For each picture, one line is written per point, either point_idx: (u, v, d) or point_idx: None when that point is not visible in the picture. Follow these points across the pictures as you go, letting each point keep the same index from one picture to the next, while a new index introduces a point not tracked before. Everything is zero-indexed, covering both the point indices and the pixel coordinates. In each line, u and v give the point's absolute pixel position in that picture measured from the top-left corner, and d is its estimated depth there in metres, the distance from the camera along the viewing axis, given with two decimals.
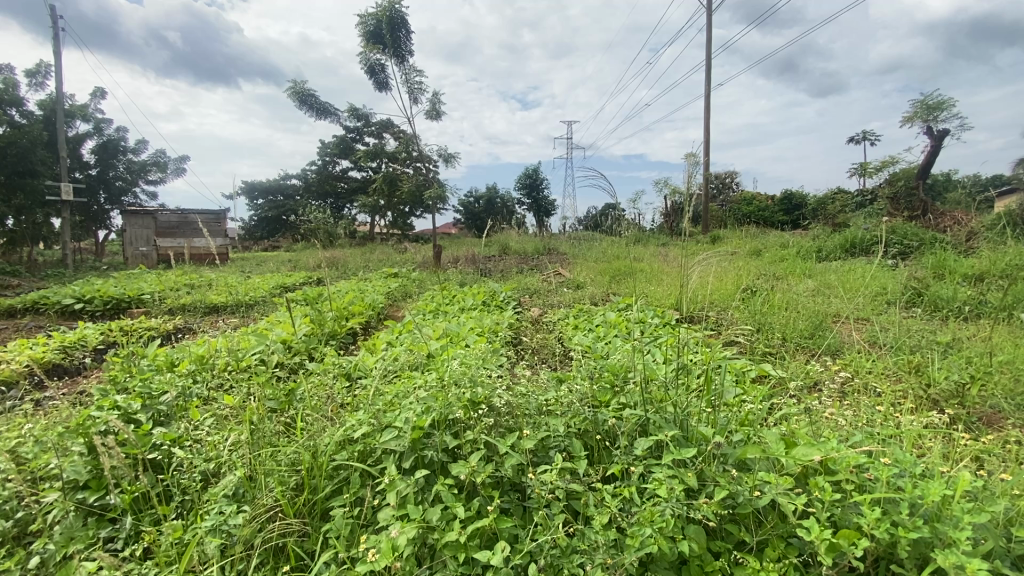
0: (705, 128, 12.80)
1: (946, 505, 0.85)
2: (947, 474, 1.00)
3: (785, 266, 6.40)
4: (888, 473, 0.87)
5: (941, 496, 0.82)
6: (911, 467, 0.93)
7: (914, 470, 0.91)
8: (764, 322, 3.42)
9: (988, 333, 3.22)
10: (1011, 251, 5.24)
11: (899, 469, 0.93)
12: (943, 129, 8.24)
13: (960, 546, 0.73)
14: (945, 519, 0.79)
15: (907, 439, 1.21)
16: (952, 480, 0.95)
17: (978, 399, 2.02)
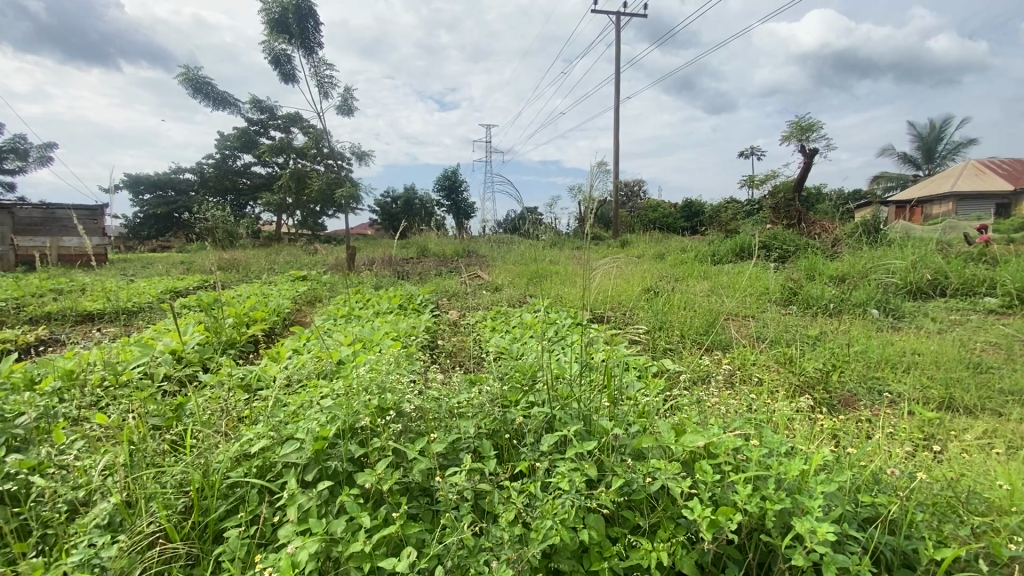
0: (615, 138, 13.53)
1: (807, 478, 0.97)
2: (808, 450, 1.14)
3: (684, 268, 6.93)
4: (759, 453, 0.97)
5: (801, 470, 0.93)
6: (780, 447, 1.05)
7: (780, 448, 1.02)
8: (664, 321, 3.69)
9: (847, 328, 3.72)
10: (866, 256, 6.08)
11: (771, 450, 1.05)
12: (813, 148, 9.37)
13: (814, 513, 0.83)
14: (804, 491, 0.90)
15: (778, 422, 1.37)
16: (811, 456, 1.08)
17: (837, 384, 2.34)
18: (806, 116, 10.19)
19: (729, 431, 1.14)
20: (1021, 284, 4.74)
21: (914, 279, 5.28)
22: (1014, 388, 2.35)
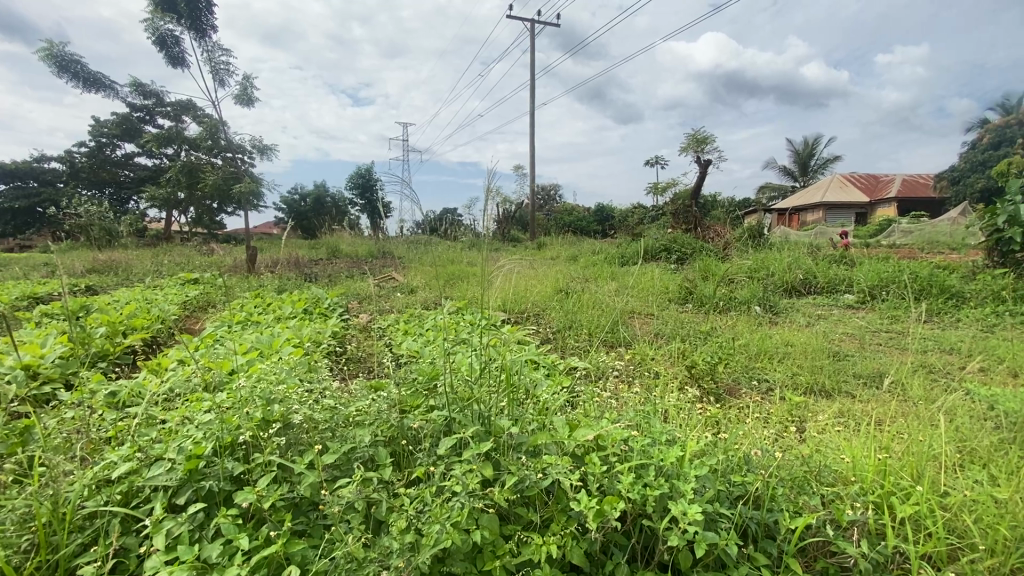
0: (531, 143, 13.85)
1: (685, 463, 1.04)
2: (689, 438, 1.23)
3: (595, 270, 7.25)
4: (643, 443, 1.04)
5: (679, 457, 1.00)
6: (662, 436, 1.13)
7: (663, 438, 1.10)
8: (574, 321, 3.84)
9: (735, 324, 4.10)
10: (751, 258, 6.74)
11: (654, 439, 1.13)
12: (707, 160, 10.23)
13: (688, 495, 0.90)
14: (681, 475, 0.97)
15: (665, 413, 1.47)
16: (690, 444, 1.17)
17: (722, 375, 2.58)
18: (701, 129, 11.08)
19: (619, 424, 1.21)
20: (871, 282, 5.49)
21: (790, 279, 5.93)
22: (863, 371, 2.72)
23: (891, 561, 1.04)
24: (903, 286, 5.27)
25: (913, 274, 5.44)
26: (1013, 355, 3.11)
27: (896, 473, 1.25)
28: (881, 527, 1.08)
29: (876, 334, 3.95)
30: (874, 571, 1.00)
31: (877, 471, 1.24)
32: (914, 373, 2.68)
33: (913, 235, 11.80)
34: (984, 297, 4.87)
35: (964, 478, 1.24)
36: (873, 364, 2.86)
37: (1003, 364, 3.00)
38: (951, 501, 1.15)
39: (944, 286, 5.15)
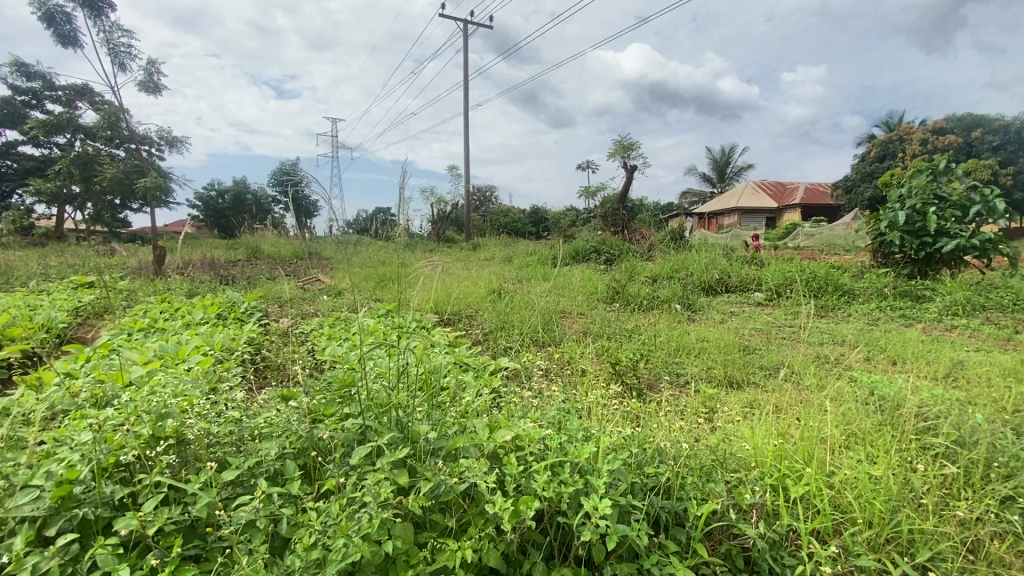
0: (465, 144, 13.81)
1: (600, 459, 1.07)
2: (606, 434, 1.27)
3: (528, 270, 7.35)
4: (559, 440, 1.06)
5: (594, 453, 1.03)
6: (578, 433, 1.15)
7: (579, 434, 1.12)
8: (506, 321, 3.86)
9: (658, 321, 4.31)
10: (673, 259, 7.12)
11: (572, 436, 1.15)
12: (633, 165, 10.68)
13: (600, 490, 0.93)
14: (596, 470, 1.00)
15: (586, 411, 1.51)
16: (607, 440, 1.21)
17: (644, 371, 2.70)
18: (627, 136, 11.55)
19: (538, 423, 1.23)
20: (777, 281, 5.98)
21: (707, 279, 6.33)
22: (768, 363, 2.95)
23: (785, 538, 1.13)
24: (804, 284, 5.77)
25: (812, 273, 5.98)
26: (892, 345, 3.50)
27: (791, 456, 1.36)
28: (777, 507, 1.17)
29: (781, 329, 4.30)
30: (770, 550, 1.08)
31: (774, 456, 1.34)
32: (811, 364, 2.95)
33: (813, 238, 12.98)
34: (870, 294, 5.44)
35: (847, 458, 1.37)
36: (776, 357, 3.11)
37: (884, 353, 3.37)
38: (836, 479, 1.26)
39: (837, 284, 5.69)
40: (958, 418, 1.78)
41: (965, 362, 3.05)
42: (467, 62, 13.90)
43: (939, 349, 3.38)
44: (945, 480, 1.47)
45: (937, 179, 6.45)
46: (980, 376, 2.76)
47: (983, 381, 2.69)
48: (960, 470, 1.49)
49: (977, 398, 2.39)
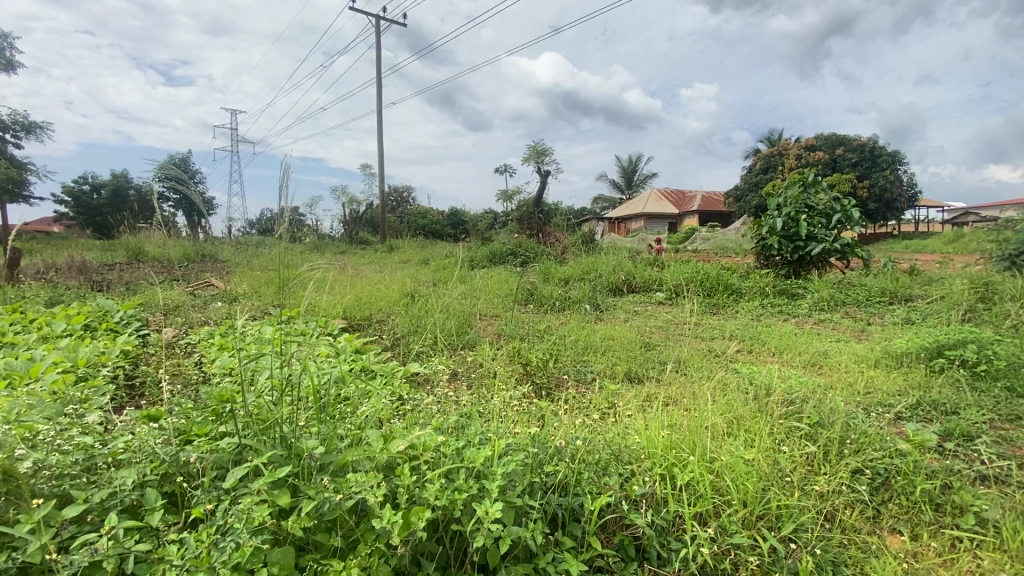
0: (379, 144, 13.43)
1: (496, 462, 1.08)
2: (505, 437, 1.28)
3: (444, 273, 7.29)
4: (455, 446, 1.05)
5: (489, 456, 1.03)
6: (476, 438, 1.15)
7: (476, 439, 1.12)
8: (418, 324, 3.79)
9: (568, 322, 4.46)
10: (584, 261, 7.41)
11: (469, 441, 1.14)
12: (547, 170, 10.99)
13: (493, 494, 0.93)
14: (491, 474, 1.00)
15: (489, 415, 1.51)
16: (506, 444, 1.22)
17: (553, 370, 2.78)
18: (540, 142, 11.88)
19: (436, 430, 1.21)
20: (676, 281, 6.43)
21: (615, 280, 6.65)
22: (666, 358, 3.16)
23: (672, 524, 1.20)
24: (699, 284, 6.26)
25: (706, 274, 6.49)
26: (771, 338, 3.90)
27: (680, 447, 1.45)
28: (665, 496, 1.25)
29: (680, 326, 4.62)
30: (658, 537, 1.15)
31: (664, 447, 1.43)
32: (704, 358, 3.20)
33: (709, 243, 14.12)
34: (754, 292, 6.02)
35: (727, 444, 1.49)
36: (674, 352, 3.35)
37: (764, 345, 3.74)
38: (717, 465, 1.37)
39: (727, 284, 6.23)
40: (819, 402, 2.02)
41: (828, 352, 3.47)
42: (380, 60, 13.52)
43: (808, 340, 3.82)
44: (808, 458, 1.66)
45: (807, 190, 7.31)
46: (839, 364, 3.16)
47: (841, 367, 3.08)
48: (819, 449, 1.69)
49: (835, 383, 2.73)
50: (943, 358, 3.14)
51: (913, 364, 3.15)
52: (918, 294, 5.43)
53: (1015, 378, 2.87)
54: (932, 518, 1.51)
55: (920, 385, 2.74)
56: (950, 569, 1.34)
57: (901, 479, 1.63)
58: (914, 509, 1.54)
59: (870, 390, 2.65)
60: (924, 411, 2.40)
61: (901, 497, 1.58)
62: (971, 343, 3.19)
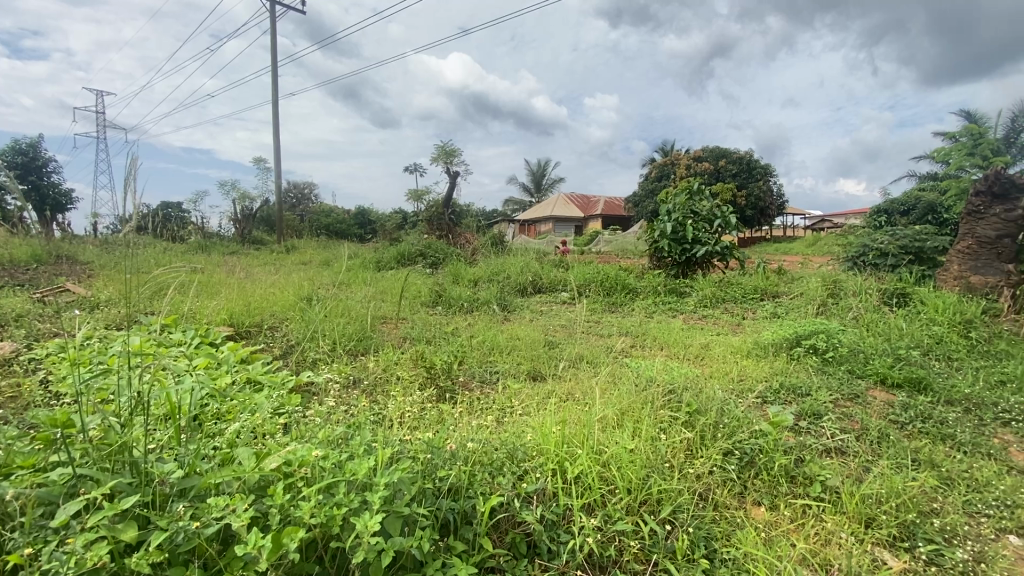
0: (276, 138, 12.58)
1: (382, 472, 1.05)
2: (393, 445, 1.26)
3: (348, 275, 6.97)
4: (335, 459, 1.01)
5: (373, 467, 1.00)
6: (360, 448, 1.12)
7: (360, 450, 1.09)
8: (316, 329, 3.59)
9: (475, 323, 4.47)
10: (493, 263, 7.48)
11: (352, 452, 1.11)
12: (455, 171, 10.96)
13: (376, 504, 0.90)
14: (374, 484, 0.97)
15: (379, 425, 1.47)
16: (394, 454, 1.19)
17: (457, 372, 2.76)
18: (448, 142, 11.81)
19: (317, 443, 1.16)
20: (580, 282, 6.70)
21: (522, 281, 6.79)
22: (568, 355, 3.28)
23: (562, 517, 1.24)
24: (600, 284, 6.57)
25: (606, 274, 6.83)
26: (662, 333, 4.21)
27: (571, 441, 1.50)
28: (555, 491, 1.28)
29: (582, 324, 4.83)
30: (548, 531, 1.19)
31: (557, 442, 1.47)
32: (603, 354, 3.37)
33: (611, 245, 14.92)
34: (649, 291, 6.45)
35: (615, 435, 1.57)
36: (575, 350, 3.48)
37: (656, 340, 4.02)
38: (604, 456, 1.44)
39: (625, 283, 6.62)
40: (697, 392, 2.21)
41: (709, 345, 3.82)
42: (275, 47, 12.62)
43: (694, 335, 4.17)
44: (687, 443, 1.81)
45: (693, 198, 7.99)
46: (718, 356, 3.49)
47: (719, 359, 3.40)
48: (695, 434, 1.84)
49: (714, 374, 3.00)
50: (800, 347, 3.58)
51: (778, 353, 3.56)
52: (783, 291, 6.15)
53: (854, 362, 3.35)
54: (787, 488, 1.71)
55: (782, 371, 3.11)
56: (800, 532, 1.52)
57: (764, 457, 1.82)
58: (773, 482, 1.74)
59: (742, 378, 2.95)
60: (784, 393, 2.72)
61: (764, 472, 1.77)
62: (823, 333, 3.68)
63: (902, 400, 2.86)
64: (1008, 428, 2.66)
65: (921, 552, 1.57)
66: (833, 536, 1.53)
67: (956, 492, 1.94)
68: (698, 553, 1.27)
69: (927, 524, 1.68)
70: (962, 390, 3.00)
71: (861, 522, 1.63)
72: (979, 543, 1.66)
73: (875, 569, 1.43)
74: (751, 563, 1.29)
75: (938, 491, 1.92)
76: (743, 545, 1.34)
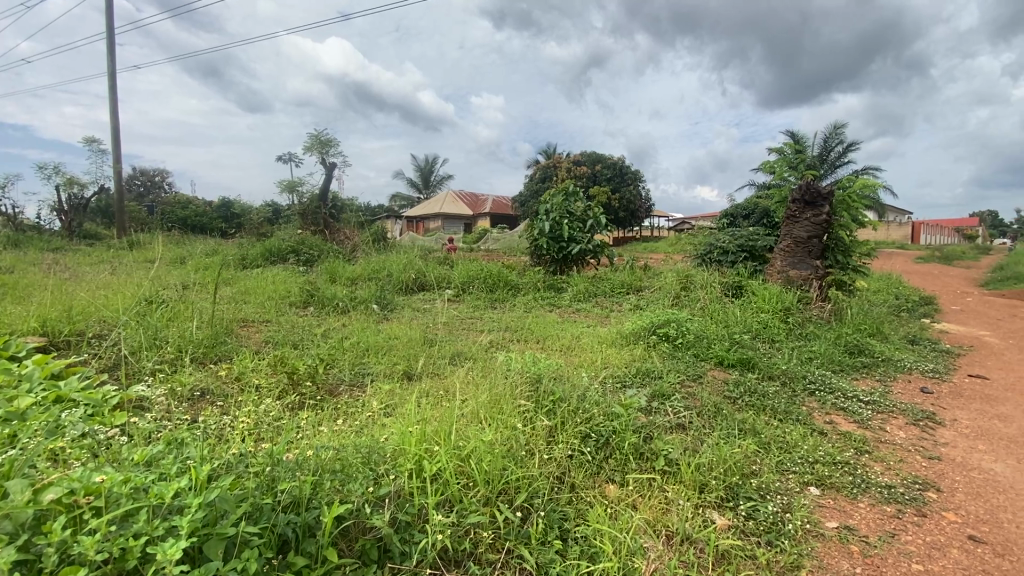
0: (114, 116, 10.83)
1: (195, 494, 1.01)
2: (220, 461, 1.18)
3: (204, 273, 6.22)
4: (136, 486, 0.95)
5: (181, 490, 0.95)
6: (172, 468, 1.06)
7: (170, 472, 1.03)
8: (157, 335, 3.16)
9: (349, 323, 4.26)
10: (374, 260, 7.19)
11: (162, 473, 1.05)
12: (332, 163, 10.33)
13: (182, 529, 0.86)
14: (183, 507, 0.94)
15: (211, 441, 1.35)
16: (219, 471, 1.13)
17: (325, 376, 2.61)
18: (323, 132, 11.09)
19: (120, 468, 1.07)
20: (462, 278, 6.71)
21: (404, 279, 6.62)
22: (446, 352, 3.26)
23: (416, 517, 1.22)
24: (482, 280, 6.63)
25: (488, 270, 6.91)
26: (538, 327, 4.38)
27: (431, 439, 1.48)
28: (411, 491, 1.27)
29: (464, 321, 4.83)
30: (400, 532, 1.17)
31: (416, 442, 1.44)
32: (481, 349, 3.40)
33: (496, 244, 15.16)
34: (529, 287, 6.66)
35: (475, 430, 1.59)
36: (453, 346, 3.46)
37: (532, 334, 4.16)
38: (464, 451, 1.44)
39: (507, 280, 6.76)
40: (560, 380, 2.33)
41: (579, 336, 4.05)
42: (109, 10, 10.85)
43: (567, 328, 4.39)
44: (547, 431, 1.90)
45: (569, 199, 8.41)
46: (587, 346, 3.72)
47: (587, 349, 3.63)
48: (554, 422, 1.94)
49: (582, 363, 3.20)
50: (655, 334, 3.95)
51: (638, 341, 3.89)
52: (647, 284, 6.74)
53: (699, 347, 3.78)
54: (636, 464, 1.88)
55: (641, 358, 3.40)
56: (644, 503, 1.69)
57: (617, 437, 1.97)
58: (625, 460, 1.89)
59: (606, 365, 3.18)
60: (640, 377, 2.99)
61: (616, 451, 1.92)
62: (674, 322, 4.10)
63: (735, 378, 3.30)
64: (812, 397, 3.21)
65: (742, 508, 1.81)
66: (672, 503, 1.71)
67: (771, 454, 2.28)
68: (552, 536, 1.34)
69: (746, 484, 1.95)
70: (780, 366, 3.55)
71: (696, 488, 1.84)
72: (785, 495, 1.98)
73: (703, 528, 1.63)
74: (599, 538, 1.38)
75: (757, 455, 2.24)
76: (594, 522, 1.44)
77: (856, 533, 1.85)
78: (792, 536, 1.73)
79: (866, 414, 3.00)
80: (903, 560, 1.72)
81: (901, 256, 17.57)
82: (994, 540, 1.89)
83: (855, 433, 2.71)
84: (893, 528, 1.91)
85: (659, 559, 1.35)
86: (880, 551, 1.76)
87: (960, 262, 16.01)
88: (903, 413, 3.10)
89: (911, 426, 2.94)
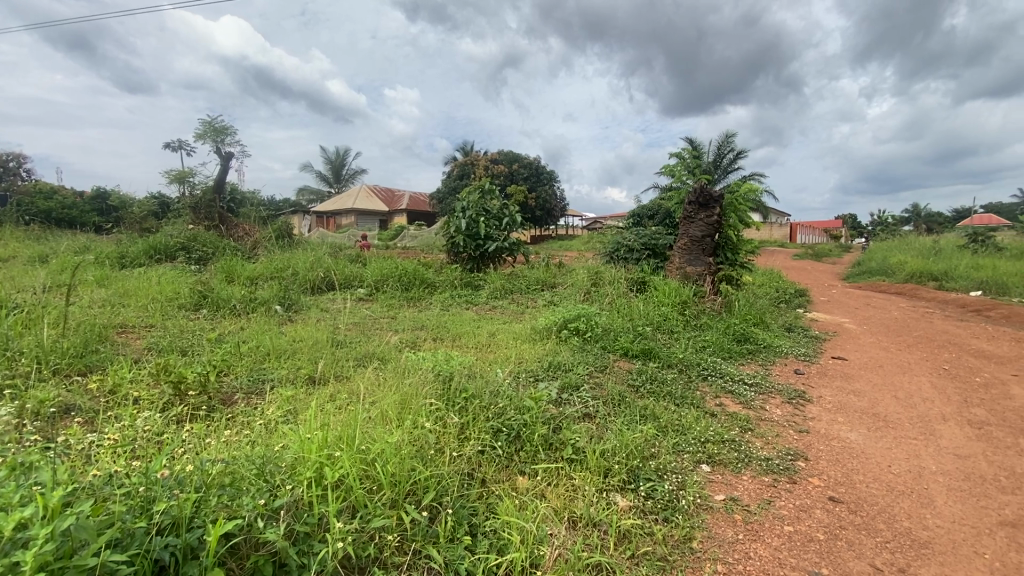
0: None
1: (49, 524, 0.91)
2: (82, 483, 1.06)
3: (73, 274, 5.46)
4: None
5: (30, 521, 0.85)
6: (20, 497, 0.94)
7: (15, 500, 0.92)
8: (9, 346, 2.73)
9: (249, 326, 3.96)
10: (278, 259, 6.73)
11: (6, 504, 0.92)
12: (228, 153, 9.52)
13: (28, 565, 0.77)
14: (32, 539, 0.84)
15: (72, 464, 1.21)
16: (79, 496, 1.02)
17: (218, 385, 2.41)
18: (217, 118, 10.18)
19: None
20: (375, 277, 6.49)
21: (312, 278, 6.27)
22: (356, 353, 3.14)
23: (317, 526, 1.17)
24: (397, 278, 6.46)
25: (403, 268, 6.74)
26: (453, 326, 4.36)
27: (333, 445, 1.43)
28: (310, 500, 1.21)
29: (377, 321, 4.67)
30: (298, 543, 1.12)
31: (317, 449, 1.38)
32: (393, 350, 3.31)
33: (413, 242, 14.86)
34: (445, 285, 6.60)
35: (382, 431, 1.55)
36: (364, 347, 3.34)
37: (448, 332, 4.13)
38: (369, 454, 1.40)
39: (422, 278, 6.63)
40: (472, 377, 2.34)
41: (494, 333, 4.09)
42: None
43: (483, 325, 4.40)
44: (458, 428, 1.90)
45: (484, 196, 8.44)
46: (502, 342, 3.76)
47: (502, 345, 3.67)
48: (465, 419, 1.95)
49: (496, 359, 3.23)
50: (566, 329, 4.09)
51: (551, 336, 4.01)
52: (560, 281, 6.95)
53: (607, 339, 3.98)
54: (544, 455, 1.94)
55: (553, 352, 3.51)
56: (552, 492, 1.75)
57: (527, 429, 2.01)
58: (535, 451, 1.94)
59: (519, 361, 3.24)
60: (552, 371, 3.08)
61: (526, 443, 1.96)
62: (584, 317, 4.27)
63: (638, 367, 3.51)
64: (705, 382, 3.50)
65: (642, 489, 1.94)
66: (578, 489, 1.79)
67: (668, 437, 2.46)
68: (461, 532, 1.34)
69: (646, 466, 2.08)
70: (678, 355, 3.83)
71: (601, 473, 1.94)
72: (680, 474, 2.14)
73: (606, 511, 1.72)
74: (507, 530, 1.41)
75: (656, 438, 2.41)
76: (503, 514, 1.46)
77: (740, 503, 2.05)
78: (685, 511, 1.88)
79: (750, 395, 3.33)
80: (777, 524, 1.93)
81: (782, 254, 19.66)
82: (849, 499, 2.18)
83: (740, 413, 3.00)
84: (770, 495, 2.15)
85: (564, 545, 1.40)
86: (758, 517, 1.96)
87: (827, 258, 18.25)
88: (779, 393, 3.48)
89: (786, 404, 3.31)
